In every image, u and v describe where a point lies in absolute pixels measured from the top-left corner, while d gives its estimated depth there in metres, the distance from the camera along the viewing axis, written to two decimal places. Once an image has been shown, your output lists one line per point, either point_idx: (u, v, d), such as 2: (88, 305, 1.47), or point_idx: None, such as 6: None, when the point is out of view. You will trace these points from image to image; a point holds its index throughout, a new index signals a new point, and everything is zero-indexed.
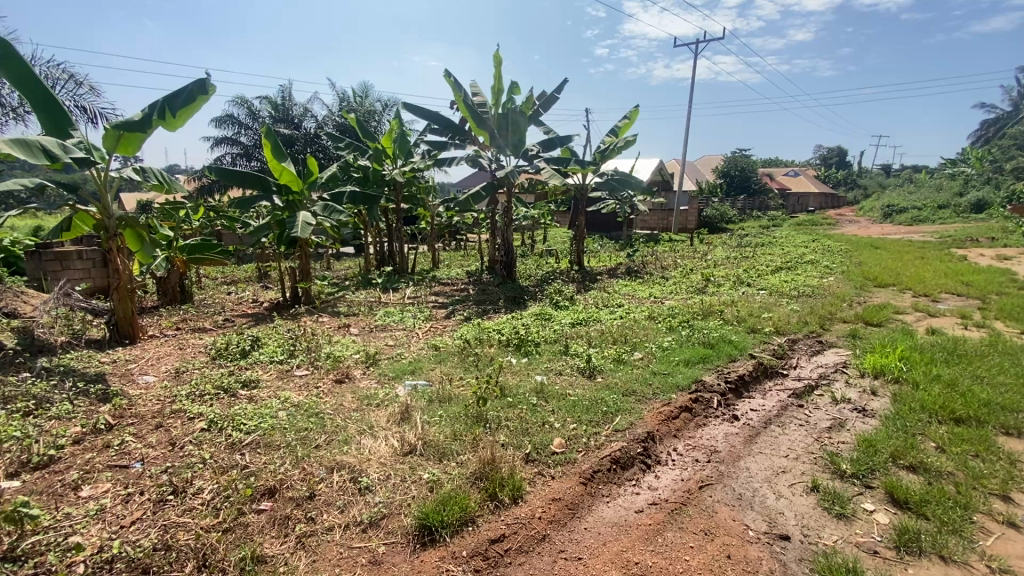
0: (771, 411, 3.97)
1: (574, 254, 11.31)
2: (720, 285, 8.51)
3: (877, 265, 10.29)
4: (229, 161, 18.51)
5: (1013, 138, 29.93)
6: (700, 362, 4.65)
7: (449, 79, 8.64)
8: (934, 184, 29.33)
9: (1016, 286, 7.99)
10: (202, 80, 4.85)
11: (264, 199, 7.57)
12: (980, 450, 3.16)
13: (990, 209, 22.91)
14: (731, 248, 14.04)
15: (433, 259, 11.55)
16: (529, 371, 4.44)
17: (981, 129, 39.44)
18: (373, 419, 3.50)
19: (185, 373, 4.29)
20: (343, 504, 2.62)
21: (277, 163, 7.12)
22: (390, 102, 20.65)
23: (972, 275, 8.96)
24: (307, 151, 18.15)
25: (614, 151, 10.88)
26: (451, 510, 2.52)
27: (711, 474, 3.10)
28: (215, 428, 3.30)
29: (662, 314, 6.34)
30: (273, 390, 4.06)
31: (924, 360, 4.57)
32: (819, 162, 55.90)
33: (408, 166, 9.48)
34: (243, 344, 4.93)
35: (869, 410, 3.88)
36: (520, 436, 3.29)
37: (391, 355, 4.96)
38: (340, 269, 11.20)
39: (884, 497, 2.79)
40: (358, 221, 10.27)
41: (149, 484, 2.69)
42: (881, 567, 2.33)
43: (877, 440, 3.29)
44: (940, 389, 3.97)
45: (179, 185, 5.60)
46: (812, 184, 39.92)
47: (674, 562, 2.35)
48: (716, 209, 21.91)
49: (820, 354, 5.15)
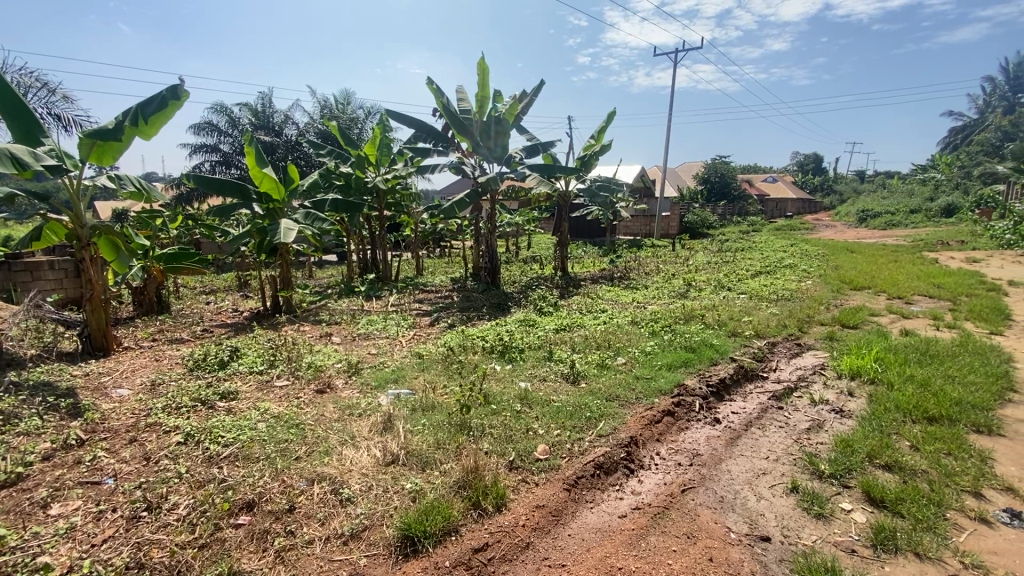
0: (752, 414, 4.02)
1: (558, 260, 11.34)
2: (701, 290, 8.64)
3: (854, 268, 10.51)
4: (207, 169, 18.27)
5: (979, 145, 30.95)
6: (682, 365, 4.70)
7: (432, 87, 8.71)
8: (906, 192, 30.16)
9: (984, 288, 8.25)
10: (177, 86, 4.74)
11: (243, 208, 7.47)
12: (952, 448, 3.24)
13: (958, 213, 23.57)
14: (711, 253, 14.28)
15: (417, 266, 11.47)
16: (513, 378, 4.43)
17: (948, 136, 40.74)
18: (354, 429, 3.45)
19: (161, 386, 4.18)
20: (324, 516, 2.58)
21: (258, 170, 7.02)
22: (373, 110, 20.66)
23: (942, 277, 9.23)
24: (287, 159, 18.03)
25: (594, 157, 10.99)
26: (433, 520, 2.50)
27: (693, 477, 3.12)
28: (192, 441, 3.23)
29: (645, 318, 6.41)
30: (252, 401, 3.98)
31: (898, 360, 4.68)
32: (796, 168, 57.10)
33: (391, 173, 9.36)
34: (221, 355, 4.83)
35: (846, 411, 3.96)
36: (504, 443, 3.28)
37: (373, 364, 4.92)
38: (323, 277, 11.09)
39: (861, 497, 2.84)
40: (340, 229, 10.15)
41: (121, 501, 2.61)
42: (858, 566, 2.37)
43: (854, 441, 3.36)
44: (914, 389, 4.07)
45: (156, 195, 5.54)
46: (790, 189, 40.80)
47: (657, 566, 2.36)
48: (698, 215, 22.25)
49: (799, 356, 5.25)
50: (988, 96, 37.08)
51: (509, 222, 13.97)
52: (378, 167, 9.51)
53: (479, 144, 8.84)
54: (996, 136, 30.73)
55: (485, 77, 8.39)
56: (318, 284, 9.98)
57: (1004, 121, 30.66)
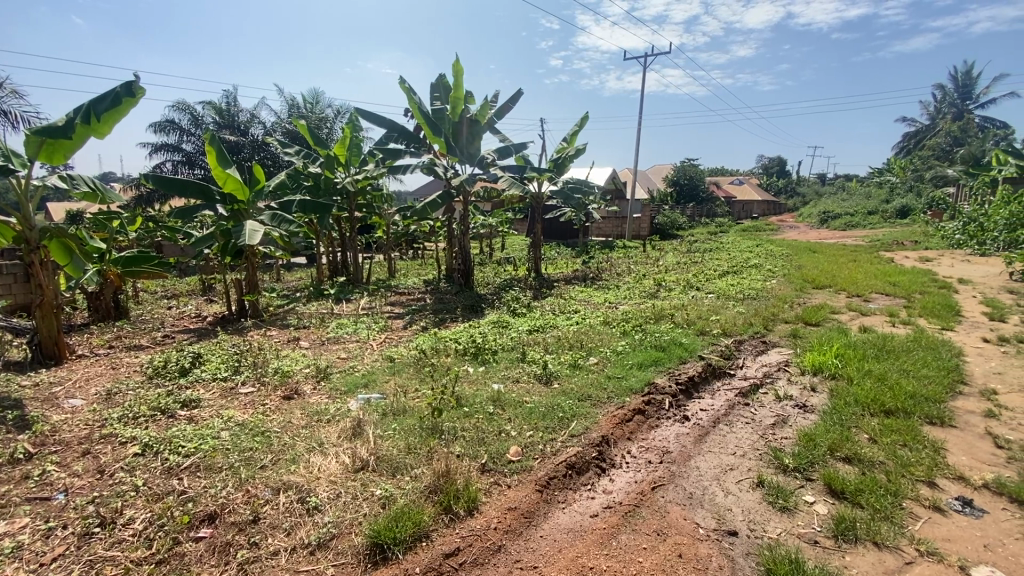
0: (719, 411, 4.11)
1: (532, 262, 11.37)
2: (671, 290, 8.79)
3: (816, 268, 10.89)
4: (169, 169, 17.64)
5: (931, 150, 32.49)
6: (652, 364, 4.77)
7: (404, 87, 8.62)
8: (864, 194, 31.43)
9: (937, 286, 8.65)
10: (131, 82, 4.52)
11: (207, 209, 7.23)
12: (907, 439, 3.38)
13: (912, 214, 24.68)
14: (680, 253, 14.57)
15: (389, 268, 11.33)
16: (486, 380, 4.41)
17: (902, 140, 42.67)
18: (323, 435, 3.37)
19: (118, 396, 4.00)
20: (290, 526, 2.50)
21: (221, 171, 6.80)
22: (343, 110, 20.34)
23: (897, 275, 9.65)
24: (254, 159, 17.59)
25: (567, 160, 11.08)
26: (404, 527, 2.46)
27: (663, 474, 3.17)
28: (151, 452, 3.09)
29: (617, 318, 6.48)
30: (215, 409, 3.85)
31: (857, 356, 4.86)
32: (761, 171, 58.87)
33: (361, 174, 9.20)
34: (183, 361, 4.65)
35: (809, 406, 4.08)
36: (476, 446, 3.26)
37: (343, 368, 4.82)
38: (291, 280, 10.82)
39: (823, 489, 2.93)
40: (309, 231, 9.94)
41: (73, 517, 2.48)
42: (821, 556, 2.44)
43: (816, 435, 3.46)
44: (872, 383, 4.24)
45: (112, 195, 5.32)
46: (755, 190, 42.07)
47: (628, 564, 2.38)
48: (668, 217, 22.68)
49: (764, 354, 5.40)
50: (938, 103, 39.03)
51: (482, 223, 13.93)
52: (348, 167, 9.34)
53: (452, 146, 8.78)
54: (945, 142, 32.34)
55: (458, 79, 8.36)
56: (287, 287, 9.75)
57: (954, 126, 32.28)
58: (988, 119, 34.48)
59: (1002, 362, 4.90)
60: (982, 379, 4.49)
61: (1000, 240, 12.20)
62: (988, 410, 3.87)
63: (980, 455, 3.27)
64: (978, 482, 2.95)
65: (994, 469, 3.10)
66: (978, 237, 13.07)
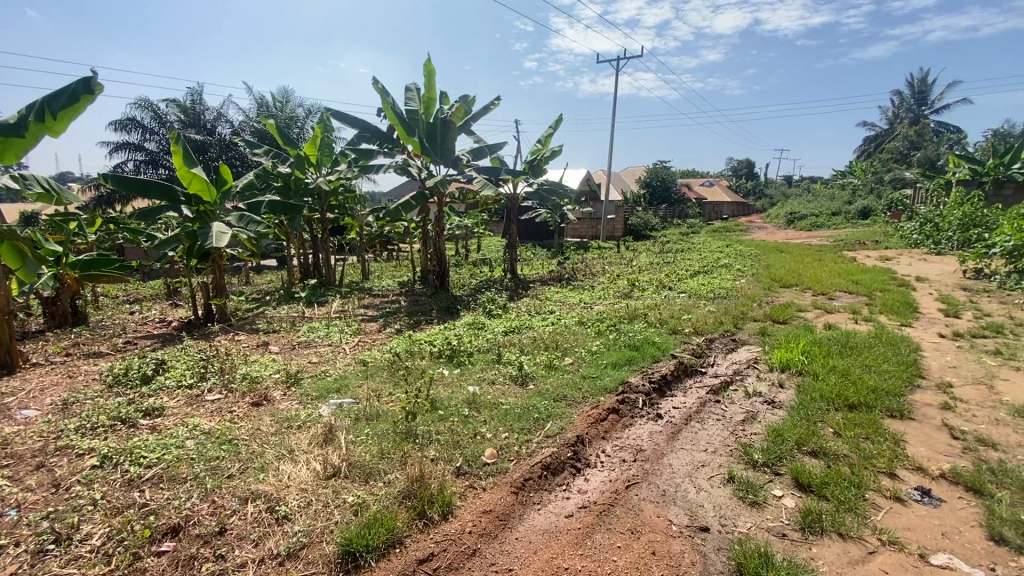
0: (692, 408, 4.18)
1: (508, 263, 11.37)
2: (645, 290, 8.93)
3: (784, 267, 11.21)
4: (131, 168, 16.98)
5: (890, 153, 33.88)
6: (626, 364, 4.82)
7: (376, 87, 8.52)
8: (827, 195, 32.57)
9: (896, 284, 9.01)
10: (88, 78, 4.35)
11: (171, 210, 6.99)
12: (870, 432, 3.49)
13: (873, 215, 25.67)
14: (654, 254, 14.81)
15: (363, 270, 11.16)
16: (461, 383, 4.38)
17: (862, 144, 44.35)
18: (293, 442, 3.29)
19: (75, 406, 3.82)
20: (258, 536, 2.43)
21: (186, 170, 6.59)
22: (314, 109, 19.99)
23: (859, 274, 10.03)
24: (221, 159, 17.11)
25: (542, 162, 11.13)
26: (376, 534, 2.42)
27: (637, 473, 3.20)
28: (110, 464, 2.96)
29: (591, 318, 6.54)
30: (180, 418, 3.71)
31: (822, 353, 5.02)
32: (730, 173, 60.36)
33: (333, 174, 9.03)
34: (145, 368, 4.48)
35: (777, 402, 4.19)
36: (451, 449, 3.23)
37: (314, 373, 4.72)
38: (261, 283, 10.56)
39: (791, 483, 3.01)
40: (279, 233, 9.72)
41: (26, 534, 2.36)
42: (788, 548, 2.50)
43: (784, 430, 3.56)
44: (837, 378, 4.38)
45: (69, 197, 5.08)
46: (725, 192, 43.08)
47: (603, 563, 2.39)
48: (641, 218, 23.05)
49: (735, 352, 5.52)
50: (896, 109, 40.71)
51: (457, 224, 13.87)
52: (319, 167, 9.16)
53: (426, 146, 8.71)
54: (903, 146, 33.76)
55: (431, 79, 8.29)
56: (256, 290, 9.51)
57: (910, 131, 33.70)
58: (942, 125, 36.14)
59: (957, 356, 5.13)
60: (938, 373, 4.69)
61: (954, 239, 12.79)
62: (944, 403, 4.04)
63: (938, 446, 3.41)
64: (936, 472, 3.07)
65: (949, 459, 3.24)
66: (934, 238, 13.68)
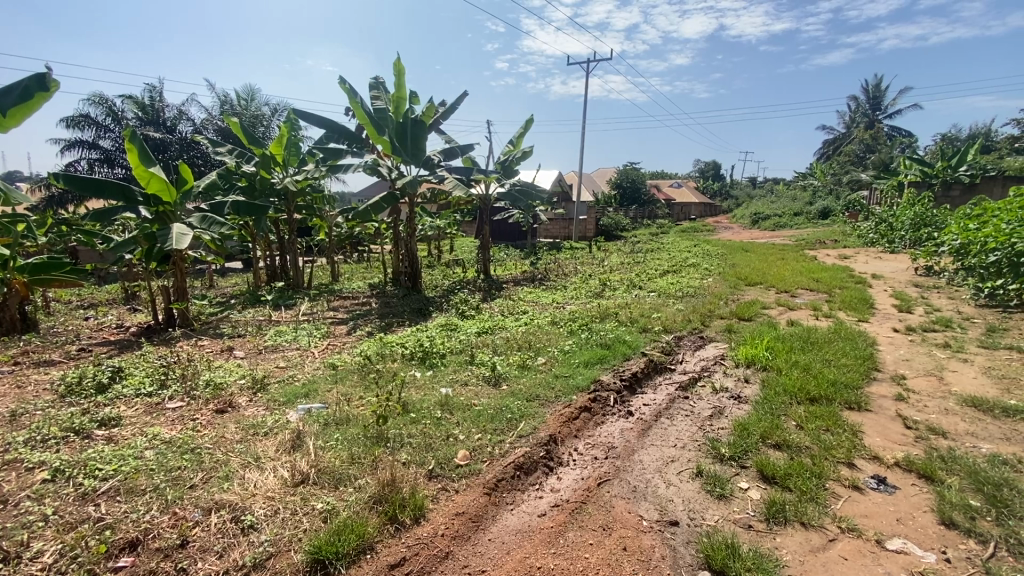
0: (661, 405, 4.25)
1: (480, 263, 11.35)
2: (616, 289, 9.06)
3: (749, 266, 11.53)
4: (84, 167, 16.21)
5: (847, 155, 35.28)
6: (598, 362, 4.87)
7: (344, 85, 8.37)
8: (790, 195, 33.73)
9: (854, 281, 9.40)
10: (42, 75, 4.12)
11: (128, 211, 6.71)
12: (830, 424, 3.63)
13: (832, 215, 26.70)
14: (625, 254, 15.03)
15: (333, 272, 10.95)
16: (434, 385, 4.34)
17: (822, 147, 46.11)
18: (259, 450, 3.20)
19: (23, 418, 3.61)
20: (222, 548, 2.36)
21: (144, 170, 6.32)
22: (280, 107, 19.53)
23: (820, 272, 10.41)
24: (182, 158, 16.53)
25: (514, 163, 11.15)
26: (346, 540, 2.38)
27: (609, 470, 3.24)
28: (62, 478, 2.81)
29: (564, 318, 6.59)
30: (138, 428, 3.56)
31: (785, 348, 5.19)
32: (698, 175, 61.88)
33: (301, 174, 8.82)
34: (100, 377, 4.27)
35: (743, 397, 4.31)
36: (423, 452, 3.19)
37: (281, 378, 4.60)
38: (226, 286, 10.24)
39: (756, 475, 3.10)
40: (244, 234, 9.44)
41: None
42: (754, 539, 2.57)
43: (749, 424, 3.66)
44: (799, 373, 4.54)
45: (20, 198, 4.80)
46: (693, 193, 44.15)
47: (575, 561, 2.40)
48: (612, 218, 23.39)
49: (702, 349, 5.65)
50: (852, 113, 42.43)
51: (430, 225, 13.76)
52: (286, 167, 8.94)
53: (396, 146, 8.60)
54: (859, 149, 35.22)
55: (400, 78, 8.20)
56: (220, 294, 9.22)
57: (866, 134, 35.19)
58: (895, 129, 37.86)
59: (909, 349, 5.38)
60: (893, 366, 4.92)
61: (906, 238, 13.43)
62: (898, 394, 4.24)
63: (893, 435, 3.57)
64: (891, 461, 3.21)
65: (903, 448, 3.39)
66: (888, 237, 14.32)
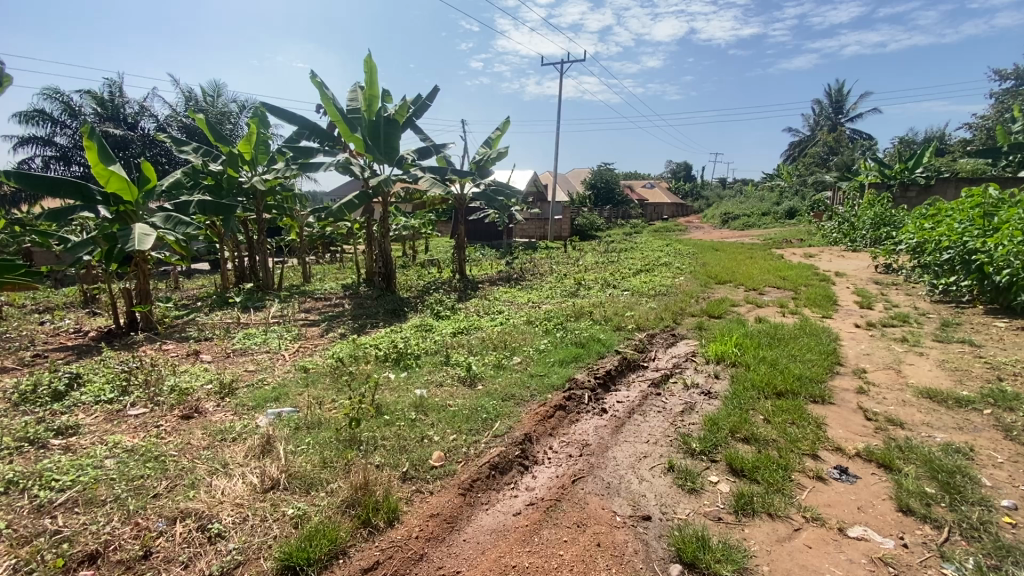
0: (634, 402, 4.32)
1: (455, 263, 11.29)
2: (590, 288, 9.14)
3: (719, 265, 11.80)
4: (39, 164, 15.49)
5: (812, 157, 36.45)
6: (572, 361, 4.90)
7: (315, 82, 8.22)
8: (759, 195, 34.67)
9: (818, 279, 9.71)
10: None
11: (86, 210, 6.42)
12: (795, 418, 3.75)
13: (798, 215, 27.55)
14: (599, 254, 15.17)
15: (304, 273, 10.73)
16: (408, 386, 4.31)
17: (788, 149, 47.55)
18: (227, 456, 3.11)
19: None
20: (188, 558, 2.29)
21: (103, 168, 6.06)
22: (248, 104, 19.04)
23: (786, 270, 10.73)
24: (144, 156, 15.94)
25: (488, 163, 11.14)
26: (318, 545, 2.34)
27: (583, 467, 3.28)
28: (15, 490, 2.68)
29: (539, 318, 6.61)
30: (98, 436, 3.42)
31: (753, 345, 5.33)
32: (669, 176, 63.03)
33: (270, 173, 8.61)
34: (57, 384, 4.08)
35: (713, 393, 4.42)
36: (397, 454, 3.16)
37: (251, 382, 4.49)
38: (192, 288, 9.92)
39: (725, 468, 3.19)
40: (211, 234, 9.16)
41: None
42: (723, 531, 2.64)
43: (719, 419, 3.75)
44: (766, 368, 4.67)
45: None
46: (665, 193, 44.92)
47: (550, 559, 2.42)
48: (586, 218, 23.59)
49: (674, 346, 5.76)
50: (816, 116, 43.88)
51: (404, 225, 13.61)
52: (254, 165, 8.71)
53: (369, 145, 8.48)
54: (823, 151, 36.44)
55: (372, 76, 8.09)
56: (186, 296, 8.93)
57: (829, 137, 36.46)
58: (856, 132, 39.34)
59: (870, 344, 5.61)
60: (854, 360, 5.11)
61: (867, 237, 13.96)
62: (859, 387, 4.41)
63: (854, 427, 3.72)
64: (852, 452, 3.34)
65: (864, 439, 3.53)
66: (850, 236, 14.87)
